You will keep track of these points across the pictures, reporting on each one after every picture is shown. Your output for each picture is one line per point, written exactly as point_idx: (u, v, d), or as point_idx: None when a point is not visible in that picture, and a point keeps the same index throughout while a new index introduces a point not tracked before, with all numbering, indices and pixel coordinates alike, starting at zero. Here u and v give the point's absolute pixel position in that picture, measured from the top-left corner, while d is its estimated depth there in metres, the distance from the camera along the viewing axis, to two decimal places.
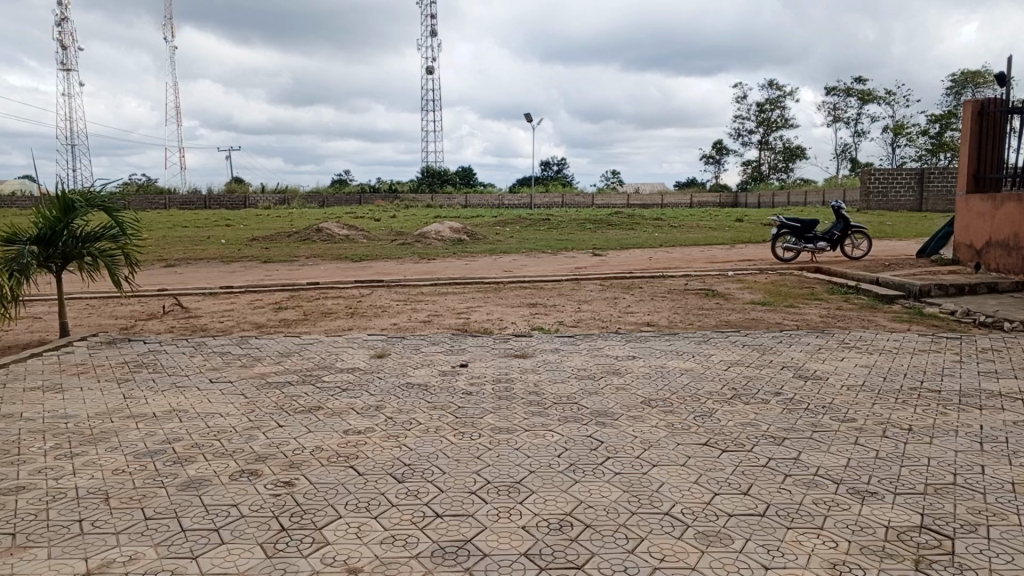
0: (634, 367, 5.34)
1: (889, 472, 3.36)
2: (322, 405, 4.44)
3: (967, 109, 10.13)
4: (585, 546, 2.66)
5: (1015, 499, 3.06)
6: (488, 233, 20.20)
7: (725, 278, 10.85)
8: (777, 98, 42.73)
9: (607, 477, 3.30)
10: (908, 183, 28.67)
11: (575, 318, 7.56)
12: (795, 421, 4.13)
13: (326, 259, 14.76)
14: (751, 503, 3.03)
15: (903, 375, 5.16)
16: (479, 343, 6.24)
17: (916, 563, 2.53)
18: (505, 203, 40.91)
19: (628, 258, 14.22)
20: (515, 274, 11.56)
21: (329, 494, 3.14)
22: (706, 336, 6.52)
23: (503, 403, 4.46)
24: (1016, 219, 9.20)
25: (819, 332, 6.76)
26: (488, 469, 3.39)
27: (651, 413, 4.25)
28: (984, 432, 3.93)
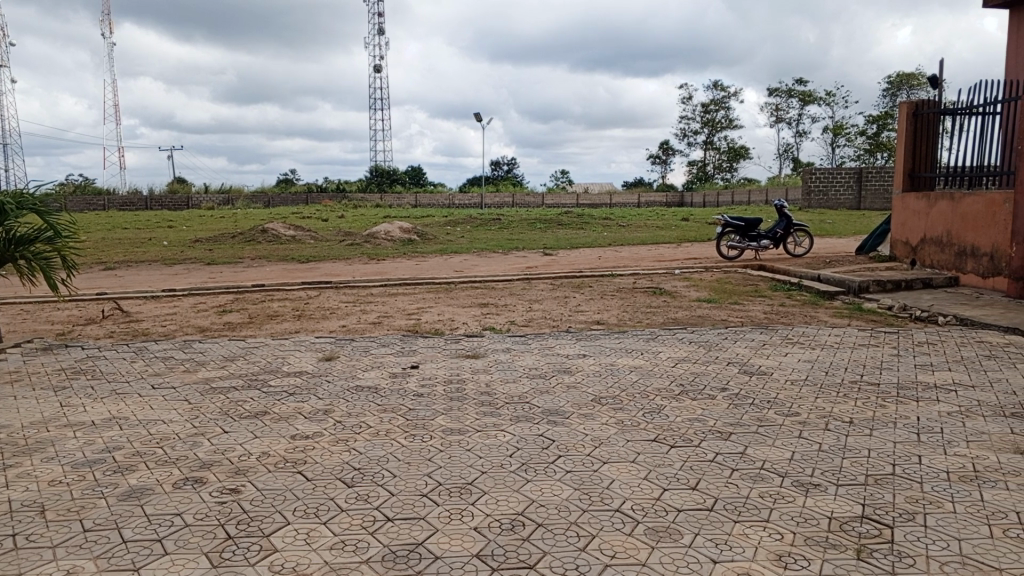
0: (585, 365, 5.38)
1: (832, 465, 3.45)
2: (269, 410, 4.36)
3: (902, 110, 10.45)
4: (537, 545, 2.67)
5: (951, 488, 3.17)
6: (438, 233, 20.11)
7: (672, 276, 11.01)
8: (721, 99, 43.51)
9: (558, 475, 3.32)
10: (847, 182, 29.52)
11: (526, 318, 7.59)
12: (741, 415, 4.22)
13: (273, 261, 14.51)
14: (699, 498, 3.07)
15: (844, 370, 5.31)
16: (430, 344, 6.20)
17: (857, 553, 2.60)
18: (455, 203, 40.81)
19: (577, 257, 14.32)
20: (466, 274, 11.54)
21: (276, 501, 3.08)
22: (654, 333, 6.60)
23: (454, 403, 4.44)
24: (949, 217, 9.53)
25: (763, 328, 6.91)
26: (439, 471, 3.37)
27: (601, 411, 4.28)
28: (922, 423, 4.07)
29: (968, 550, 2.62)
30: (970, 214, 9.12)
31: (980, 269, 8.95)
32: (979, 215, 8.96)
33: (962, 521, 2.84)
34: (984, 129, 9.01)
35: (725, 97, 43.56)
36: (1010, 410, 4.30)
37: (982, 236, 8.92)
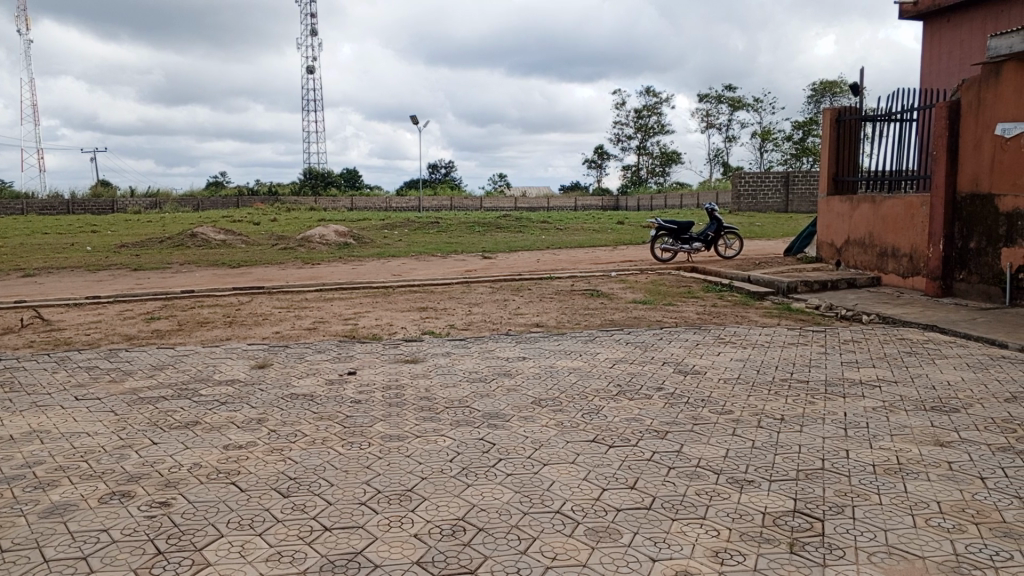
0: (525, 368, 5.38)
1: (764, 461, 3.55)
2: (201, 420, 4.23)
3: (827, 116, 10.81)
4: (478, 550, 2.66)
5: (877, 481, 3.29)
6: (374, 236, 19.89)
7: (608, 279, 11.14)
8: (654, 105, 44.28)
9: (499, 479, 3.31)
10: (775, 185, 30.43)
11: (466, 321, 7.56)
12: (677, 414, 4.29)
13: (203, 266, 14.12)
14: (637, 497, 3.11)
15: (775, 368, 5.46)
16: (367, 349, 6.13)
17: (790, 546, 2.68)
18: (392, 206, 40.45)
19: (516, 260, 14.37)
20: (404, 278, 11.45)
21: (209, 513, 2.98)
22: (592, 335, 6.66)
23: (393, 409, 4.39)
24: (871, 219, 9.91)
25: (697, 329, 7.06)
26: (378, 479, 3.33)
27: (541, 413, 4.29)
28: (849, 419, 4.21)
29: (893, 540, 2.72)
30: (891, 216, 9.50)
31: (901, 269, 9.34)
32: (900, 217, 9.34)
33: (887, 512, 2.95)
34: (903, 135, 9.39)
35: (657, 103, 44.35)
36: (930, 404, 4.50)
37: (902, 237, 9.30)
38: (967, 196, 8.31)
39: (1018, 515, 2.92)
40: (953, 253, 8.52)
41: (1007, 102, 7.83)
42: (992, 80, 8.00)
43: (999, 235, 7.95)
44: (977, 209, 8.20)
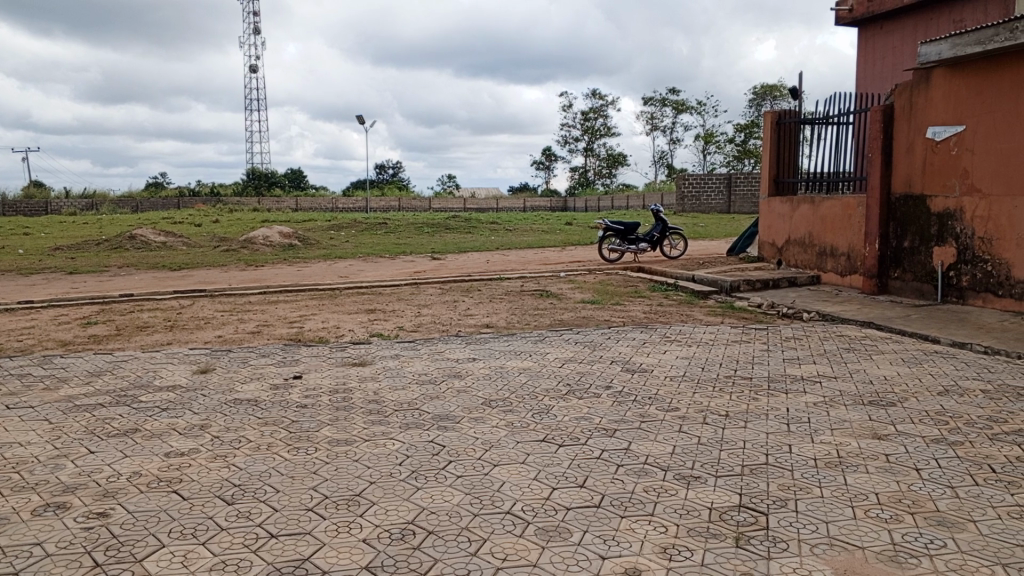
0: (475, 369, 5.37)
1: (710, 457, 3.60)
2: (140, 427, 4.11)
3: (767, 119, 11.05)
4: (429, 553, 2.64)
5: (818, 474, 3.38)
6: (320, 238, 19.59)
7: (557, 279, 11.20)
8: (601, 107, 44.59)
9: (448, 481, 3.29)
10: (718, 186, 31.05)
11: (415, 323, 7.51)
12: (625, 412, 4.33)
13: (142, 268, 13.73)
14: (587, 495, 3.13)
15: (719, 365, 5.57)
16: (314, 352, 6.04)
17: (736, 540, 2.73)
18: (338, 207, 39.94)
19: (464, 261, 14.36)
20: (351, 280, 11.31)
21: (149, 523, 2.90)
22: (541, 335, 6.68)
23: (340, 413, 4.33)
24: (810, 220, 10.17)
25: (644, 328, 7.14)
26: (326, 484, 3.27)
27: (491, 414, 4.29)
28: (791, 414, 4.32)
29: (834, 531, 2.79)
30: (829, 217, 9.77)
31: (839, 268, 9.61)
32: (838, 218, 9.60)
33: (828, 505, 3.03)
34: (840, 138, 9.66)
35: (603, 105, 44.67)
36: (867, 398, 4.63)
37: (840, 237, 9.57)
38: (901, 198, 8.59)
39: (950, 504, 3.04)
40: (888, 252, 8.80)
41: (938, 107, 8.14)
42: (923, 85, 8.29)
43: (931, 235, 8.25)
44: (910, 210, 8.50)
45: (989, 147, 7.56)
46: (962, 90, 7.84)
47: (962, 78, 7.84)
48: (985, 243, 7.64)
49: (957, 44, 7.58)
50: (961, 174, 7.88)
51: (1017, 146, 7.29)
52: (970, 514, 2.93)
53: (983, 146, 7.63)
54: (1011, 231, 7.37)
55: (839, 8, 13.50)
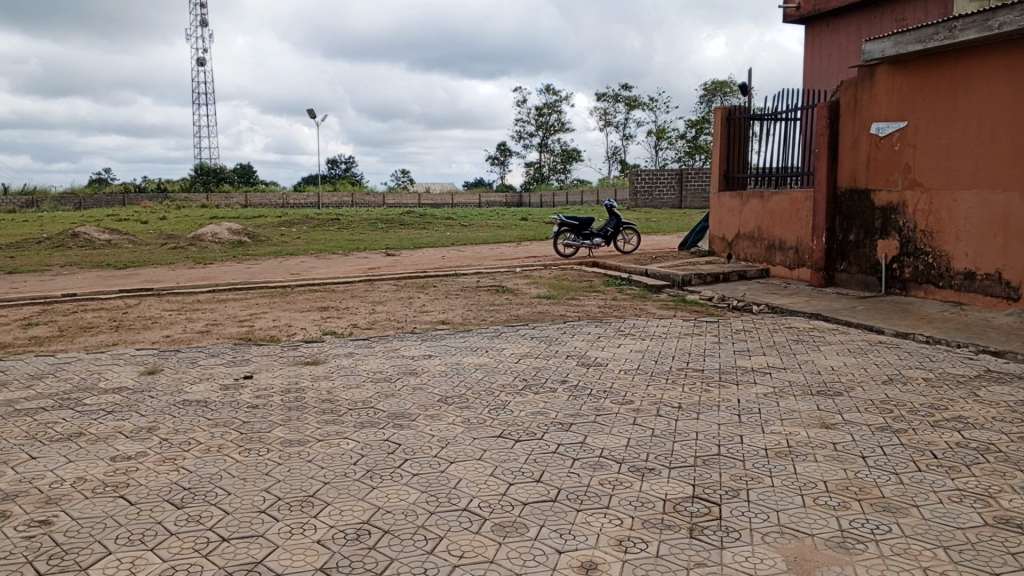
0: (430, 366, 5.34)
1: (664, 448, 3.65)
2: (85, 431, 3.99)
3: (718, 115, 11.20)
4: (384, 553, 2.62)
5: (769, 463, 3.44)
6: (271, 234, 19.26)
7: (512, 274, 11.21)
8: (554, 103, 44.67)
9: (404, 480, 3.27)
10: (670, 182, 31.41)
11: (369, 320, 7.43)
12: (580, 406, 4.36)
13: (85, 267, 13.33)
14: (543, 490, 3.14)
15: (672, 358, 5.64)
16: (265, 351, 5.94)
17: (689, 531, 2.76)
18: (289, 202, 39.31)
19: (419, 257, 14.27)
20: (303, 277, 11.14)
21: (95, 530, 2.81)
22: (497, 331, 6.67)
23: (293, 413, 4.27)
24: (759, 214, 10.35)
25: (599, 322, 7.19)
26: (278, 485, 3.22)
27: (447, 411, 4.27)
28: (742, 405, 4.39)
29: (784, 520, 2.85)
30: (777, 211, 9.96)
31: (787, 261, 9.81)
32: (786, 212, 9.80)
33: (779, 494, 3.09)
34: (788, 133, 9.85)
35: (556, 100, 44.76)
36: (816, 389, 4.74)
37: (788, 231, 9.77)
38: (847, 192, 8.81)
39: (894, 490, 3.13)
40: (834, 245, 9.02)
41: (881, 103, 8.36)
42: (866, 82, 8.51)
43: (875, 228, 8.48)
44: (855, 204, 8.71)
45: (930, 142, 7.80)
46: (903, 87, 8.07)
47: (903, 75, 8.07)
48: (926, 236, 7.88)
49: (898, 42, 7.80)
50: (903, 168, 8.11)
51: (956, 142, 7.53)
52: (913, 499, 3.02)
53: (924, 141, 7.86)
54: (951, 223, 7.61)
55: (786, 5, 13.75)
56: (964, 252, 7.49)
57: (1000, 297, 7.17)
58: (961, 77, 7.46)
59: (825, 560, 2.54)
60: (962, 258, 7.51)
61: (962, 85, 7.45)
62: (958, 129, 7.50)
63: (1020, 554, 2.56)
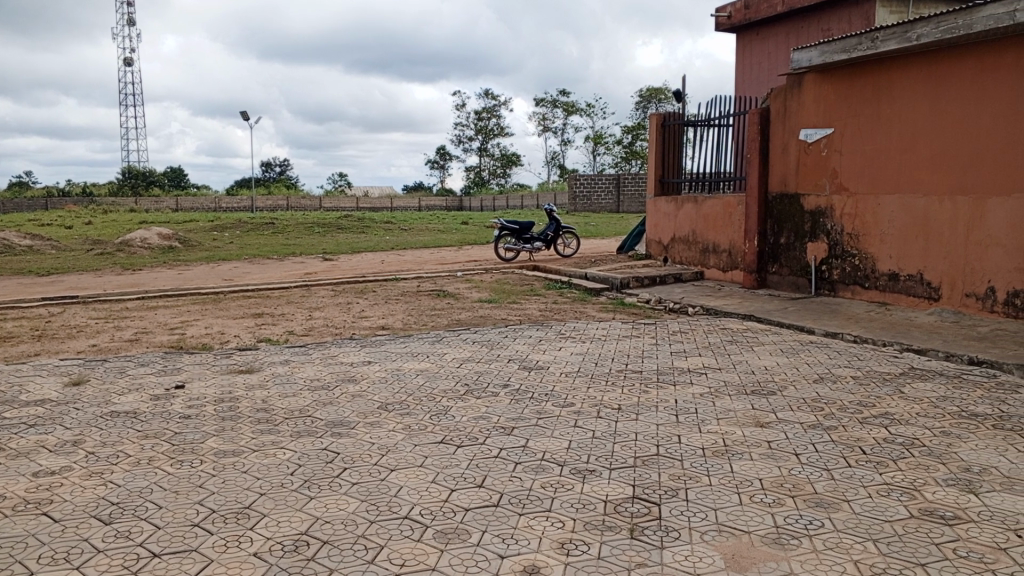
0: (370, 372, 5.27)
1: (604, 450, 3.68)
2: (4, 446, 3.79)
3: (653, 121, 11.36)
4: (323, 564, 2.56)
5: (706, 462, 3.51)
6: (203, 239, 18.74)
7: (453, 279, 11.16)
8: (493, 108, 44.77)
9: (343, 489, 3.21)
10: (607, 187, 31.82)
11: (307, 326, 7.30)
12: (522, 410, 4.36)
13: (4, 274, 12.72)
14: (486, 495, 3.13)
15: (611, 360, 5.69)
16: (198, 360, 5.76)
17: (630, 532, 2.79)
18: (222, 206, 38.36)
19: (358, 261, 14.09)
20: (237, 283, 10.87)
21: (15, 551, 2.68)
22: (438, 335, 6.63)
23: (227, 424, 4.15)
24: (694, 218, 10.55)
25: (539, 325, 7.21)
26: (212, 498, 3.12)
27: (387, 418, 4.22)
28: (680, 405, 4.47)
29: (722, 518, 2.90)
30: (711, 215, 10.18)
31: (721, 264, 10.04)
32: (719, 216, 10.02)
33: (717, 493, 3.15)
34: (721, 139, 10.08)
35: (495, 105, 44.86)
36: (750, 388, 4.86)
37: (721, 234, 10.00)
38: (777, 197, 9.06)
39: (827, 485, 3.22)
40: (766, 248, 9.26)
41: (809, 110, 8.63)
42: (795, 90, 8.78)
43: (804, 231, 8.74)
44: (786, 208, 8.97)
45: (855, 148, 8.08)
46: (830, 94, 8.36)
47: (830, 83, 8.35)
48: (853, 238, 8.16)
49: (825, 51, 8.08)
50: (831, 173, 8.39)
51: (880, 148, 7.83)
52: (844, 494, 3.12)
53: (850, 147, 8.15)
54: (876, 227, 7.89)
55: (718, 15, 14.07)
56: (888, 255, 7.79)
57: (922, 297, 7.48)
58: (884, 86, 7.76)
59: (761, 557, 2.59)
60: (887, 260, 7.81)
61: (885, 94, 7.75)
62: (882, 136, 7.79)
63: (944, 544, 2.67)
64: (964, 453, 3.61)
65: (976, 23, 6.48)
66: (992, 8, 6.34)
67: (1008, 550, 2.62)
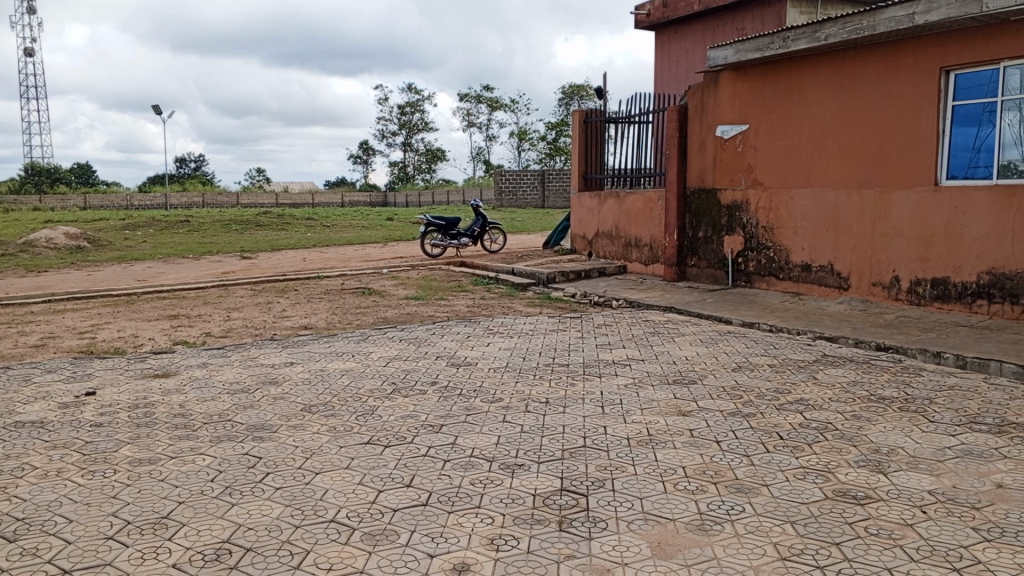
0: (293, 374, 5.16)
1: (533, 444, 3.70)
2: None
3: (576, 118, 11.48)
4: (247, 572, 2.49)
5: (632, 452, 3.57)
6: (113, 238, 17.97)
7: (378, 276, 11.01)
8: (416, 102, 44.38)
9: (266, 494, 3.13)
10: (532, 182, 32.01)
11: (225, 328, 7.08)
12: (451, 407, 4.34)
13: None
14: (414, 494, 3.10)
15: (538, 354, 5.73)
16: (110, 365, 5.52)
17: (559, 524, 2.81)
18: (134, 204, 36.82)
19: (278, 259, 13.75)
20: (151, 284, 10.44)
21: None
22: (363, 334, 6.54)
23: (141, 430, 3.98)
24: (616, 213, 10.71)
25: (466, 321, 7.20)
26: (126, 508, 3.00)
27: (311, 420, 4.13)
28: (606, 397, 4.53)
29: (648, 506, 2.96)
30: (632, 210, 10.36)
31: (643, 258, 10.23)
32: (640, 211, 10.20)
33: (641, 482, 3.21)
34: (641, 136, 10.25)
35: (418, 100, 44.48)
36: (672, 378, 4.97)
37: (643, 229, 10.19)
38: (696, 191, 9.28)
39: (746, 471, 3.32)
40: (685, 242, 9.48)
41: (725, 107, 8.87)
42: (711, 88, 9.01)
43: (721, 225, 8.99)
44: (704, 202, 9.20)
45: (769, 144, 8.36)
46: (744, 92, 8.62)
47: (744, 81, 8.61)
48: (767, 231, 8.45)
49: (739, 49, 8.31)
50: (746, 169, 8.65)
51: (791, 144, 8.12)
52: (763, 479, 3.22)
53: (764, 143, 8.43)
54: (789, 220, 8.19)
55: (637, 12, 14.31)
56: (801, 247, 8.08)
57: (833, 287, 7.80)
58: (795, 84, 8.04)
59: (685, 543, 2.65)
60: (799, 251, 8.11)
61: (797, 92, 8.03)
62: (793, 132, 8.09)
63: (856, 523, 2.79)
64: (874, 435, 3.78)
65: (878, 25, 6.77)
66: (892, 10, 6.64)
67: (914, 526, 2.76)
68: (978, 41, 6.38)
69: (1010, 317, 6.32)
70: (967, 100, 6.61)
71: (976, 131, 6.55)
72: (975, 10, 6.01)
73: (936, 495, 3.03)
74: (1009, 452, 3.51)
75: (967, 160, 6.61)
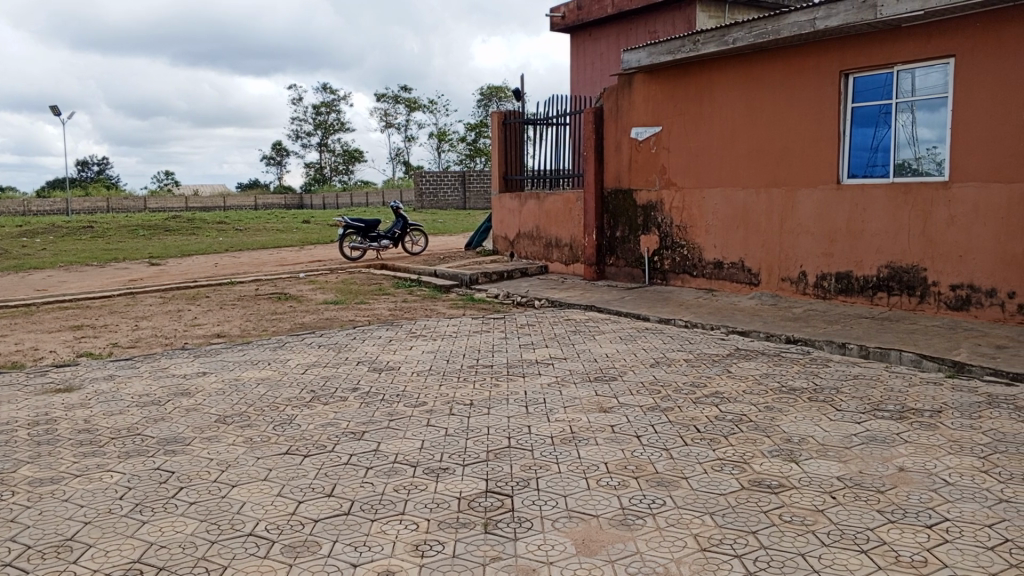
0: (206, 384, 4.98)
1: (458, 447, 3.68)
2: None
3: (494, 119, 11.49)
4: None
5: (555, 450, 3.60)
6: (8, 246, 16.96)
7: (296, 280, 10.76)
8: (332, 103, 43.64)
9: (179, 510, 3.01)
10: (453, 184, 31.94)
11: (133, 338, 6.78)
12: (373, 412, 4.28)
13: None
14: (335, 504, 3.04)
15: (462, 356, 5.71)
16: (7, 381, 5.20)
17: (484, 526, 2.81)
18: (32, 210, 34.85)
19: (189, 265, 13.25)
20: (52, 293, 9.89)
21: None
22: (280, 341, 6.38)
23: (43, 449, 3.76)
24: (537, 214, 10.78)
25: (388, 325, 7.10)
26: (26, 532, 2.83)
27: (226, 431, 4.00)
28: (529, 396, 4.55)
29: (571, 504, 2.99)
30: (552, 211, 10.45)
31: (564, 258, 10.34)
32: (560, 211, 10.30)
33: (565, 479, 3.24)
34: (559, 137, 10.35)
35: (335, 100, 43.77)
36: (594, 375, 5.04)
37: (563, 229, 10.29)
38: (613, 192, 9.44)
39: (666, 465, 3.40)
40: (603, 241, 9.62)
41: (639, 109, 9.04)
42: (626, 89, 9.17)
43: (638, 224, 9.17)
44: (621, 202, 9.36)
45: (683, 145, 8.57)
46: (658, 94, 8.82)
47: (658, 83, 8.80)
48: (681, 230, 8.66)
49: (652, 52, 8.48)
50: (661, 170, 8.85)
51: (703, 145, 8.35)
52: (682, 472, 3.30)
53: (677, 144, 8.63)
54: (702, 219, 8.42)
55: (553, 15, 14.44)
56: (713, 244, 8.32)
57: (744, 283, 8.06)
58: (706, 87, 8.27)
59: (609, 539, 2.68)
60: (712, 249, 8.35)
61: (707, 94, 8.27)
62: (705, 133, 8.32)
63: (771, 511, 2.89)
64: (786, 425, 3.92)
65: (783, 30, 7.03)
66: (795, 15, 6.90)
67: (825, 512, 2.87)
68: (875, 46, 6.70)
69: (908, 308, 6.66)
70: (865, 102, 6.93)
71: (873, 132, 6.88)
72: (871, 17, 6.32)
73: (845, 481, 3.17)
74: (910, 436, 3.70)
75: (866, 159, 6.94)
